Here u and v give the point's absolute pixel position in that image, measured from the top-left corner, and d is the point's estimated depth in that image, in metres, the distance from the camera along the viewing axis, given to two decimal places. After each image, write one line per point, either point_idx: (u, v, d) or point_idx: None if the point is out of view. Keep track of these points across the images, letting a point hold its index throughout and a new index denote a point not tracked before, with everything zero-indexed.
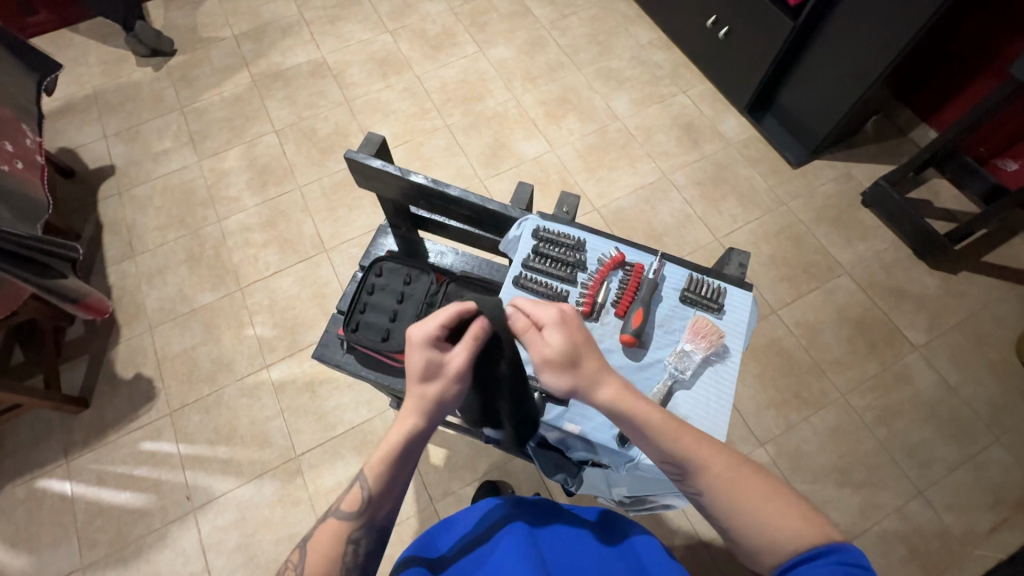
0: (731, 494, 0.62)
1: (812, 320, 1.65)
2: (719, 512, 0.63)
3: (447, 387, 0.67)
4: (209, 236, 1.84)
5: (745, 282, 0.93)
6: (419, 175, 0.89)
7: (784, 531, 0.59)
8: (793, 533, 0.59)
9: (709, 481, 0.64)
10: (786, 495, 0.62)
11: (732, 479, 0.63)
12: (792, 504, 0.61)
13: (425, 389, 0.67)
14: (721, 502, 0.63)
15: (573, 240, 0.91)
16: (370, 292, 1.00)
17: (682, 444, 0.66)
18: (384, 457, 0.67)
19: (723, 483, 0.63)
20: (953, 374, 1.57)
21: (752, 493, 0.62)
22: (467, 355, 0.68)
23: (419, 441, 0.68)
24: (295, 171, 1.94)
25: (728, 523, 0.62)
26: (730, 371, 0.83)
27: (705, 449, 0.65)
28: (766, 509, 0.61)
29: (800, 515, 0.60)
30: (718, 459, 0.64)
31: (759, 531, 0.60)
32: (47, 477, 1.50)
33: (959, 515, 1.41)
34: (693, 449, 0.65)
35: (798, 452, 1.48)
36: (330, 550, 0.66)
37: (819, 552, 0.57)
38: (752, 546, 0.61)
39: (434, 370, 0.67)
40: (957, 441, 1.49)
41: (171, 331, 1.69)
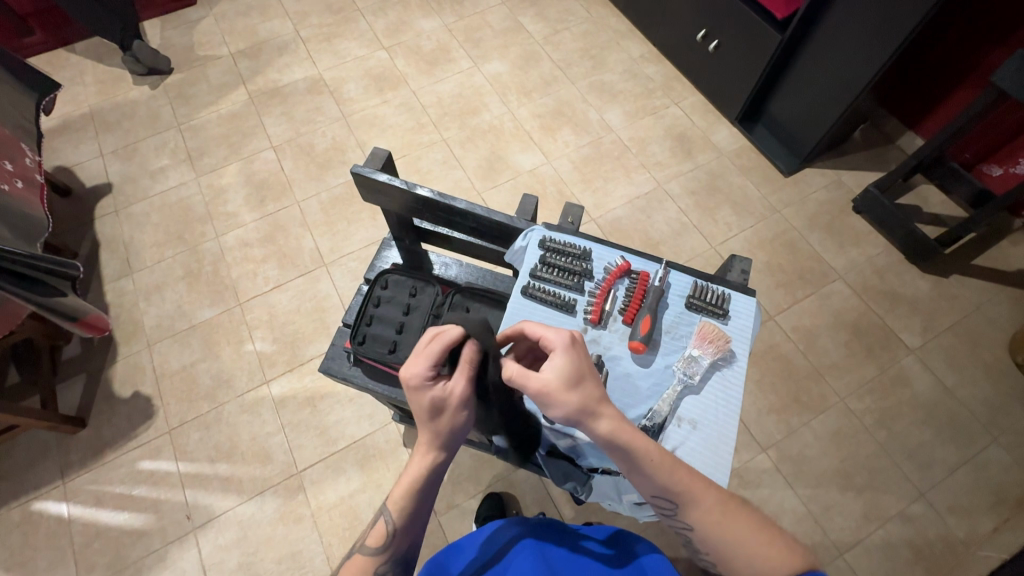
0: (718, 530, 0.65)
1: (808, 325, 1.67)
2: (708, 548, 0.66)
3: (455, 418, 0.68)
4: (207, 252, 1.83)
5: (748, 288, 0.94)
6: (425, 188, 0.90)
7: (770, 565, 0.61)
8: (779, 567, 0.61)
9: (700, 516, 0.66)
10: (771, 528, 0.65)
11: (723, 513, 0.65)
12: (778, 539, 0.63)
13: (435, 424, 0.68)
14: (710, 539, 0.65)
15: (580, 250, 0.92)
16: (376, 304, 1.01)
17: (678, 480, 0.66)
18: (405, 495, 0.70)
19: (713, 519, 0.65)
20: (949, 375, 1.59)
21: (739, 531, 0.64)
22: (468, 381, 0.68)
23: (435, 472, 0.70)
24: (294, 186, 1.95)
25: (716, 556, 0.65)
26: (737, 376, 0.84)
27: (698, 484, 0.67)
28: (753, 544, 0.63)
29: (787, 548, 0.62)
30: (707, 495, 0.66)
31: (746, 567, 0.62)
32: (43, 499, 1.47)
33: (961, 516, 1.42)
34: (687, 485, 0.66)
35: (800, 457, 1.49)
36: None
37: None
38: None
39: (440, 405, 0.67)
40: (956, 442, 1.51)
41: (170, 348, 1.69)
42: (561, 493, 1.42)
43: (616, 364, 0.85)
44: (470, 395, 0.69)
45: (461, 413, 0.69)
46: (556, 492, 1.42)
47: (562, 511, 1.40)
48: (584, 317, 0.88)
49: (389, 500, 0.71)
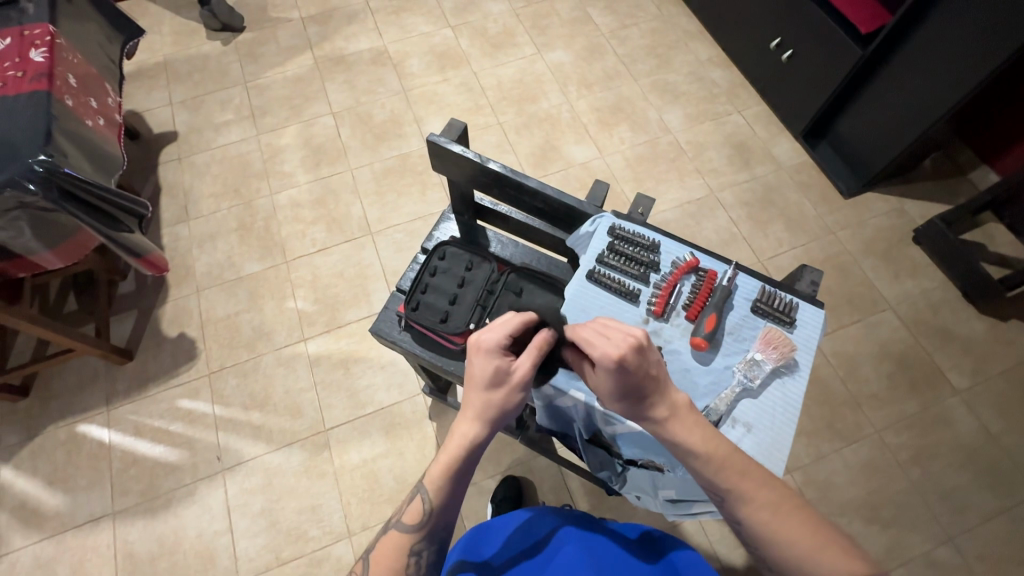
0: (770, 530, 0.61)
1: (851, 352, 1.62)
2: (761, 547, 0.62)
3: (510, 398, 0.70)
4: (260, 208, 1.89)
5: (816, 299, 0.92)
6: (497, 163, 0.90)
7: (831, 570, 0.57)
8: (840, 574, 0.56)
9: (752, 514, 0.62)
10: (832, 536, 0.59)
11: (775, 512, 0.61)
12: (838, 544, 0.59)
13: (488, 397, 0.70)
14: (762, 539, 0.61)
15: (648, 241, 0.92)
16: (432, 273, 1.02)
17: (726, 477, 0.63)
18: (444, 472, 0.71)
19: (765, 518, 0.61)
20: (995, 422, 1.53)
21: (796, 532, 0.60)
22: (531, 363, 0.71)
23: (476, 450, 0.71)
24: (349, 153, 1.99)
25: (769, 557, 0.61)
26: (799, 385, 0.83)
27: (749, 481, 0.63)
28: (809, 549, 0.58)
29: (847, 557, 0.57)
30: (760, 493, 0.62)
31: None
32: (88, 422, 1.56)
33: (990, 567, 1.37)
34: (736, 480, 0.63)
35: (827, 483, 1.46)
36: (396, 560, 0.71)
37: None
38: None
39: (499, 379, 0.70)
40: (994, 491, 1.45)
41: (216, 296, 1.75)
42: (579, 487, 1.42)
43: (674, 358, 0.85)
44: (529, 379, 0.71)
45: (517, 394, 0.71)
46: (575, 484, 1.43)
47: (579, 505, 1.40)
48: (647, 308, 0.88)
49: (427, 477, 0.73)
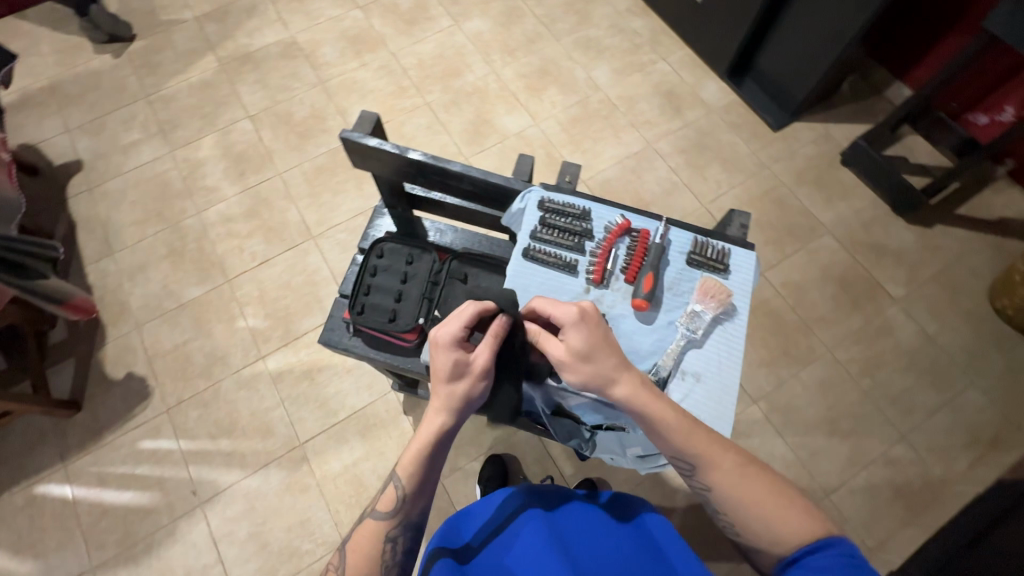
0: (736, 491, 0.67)
1: (797, 280, 1.70)
2: (726, 509, 0.68)
3: (472, 387, 0.73)
4: (189, 229, 1.79)
5: (747, 242, 0.95)
6: (417, 151, 0.88)
7: (789, 527, 0.64)
8: (796, 531, 0.63)
9: (719, 478, 0.68)
10: (790, 494, 0.67)
11: (740, 477, 0.67)
12: (796, 504, 0.66)
13: (451, 387, 0.72)
14: (728, 500, 0.67)
15: (579, 210, 0.92)
16: (373, 273, 0.99)
17: (695, 444, 0.69)
18: (414, 461, 0.72)
19: (729, 481, 0.67)
20: (931, 323, 1.64)
21: (758, 495, 0.66)
22: (490, 352, 0.74)
23: (444, 440, 0.73)
24: (274, 157, 1.89)
25: (734, 517, 0.67)
26: (739, 328, 0.86)
27: (716, 448, 0.69)
28: (770, 508, 0.65)
29: (802, 515, 0.64)
30: (725, 458, 0.68)
31: (761, 530, 0.65)
32: (46, 482, 1.48)
33: (940, 456, 1.49)
34: (704, 447, 0.69)
35: (789, 406, 1.54)
36: (372, 549, 0.71)
37: (822, 545, 0.61)
38: (755, 541, 0.66)
39: (461, 371, 0.72)
40: (936, 386, 1.57)
41: (159, 328, 1.66)
42: (561, 453, 1.46)
43: (619, 322, 0.87)
44: (489, 367, 0.74)
45: (479, 383, 0.74)
46: (556, 451, 1.46)
47: (563, 471, 1.44)
48: (586, 277, 0.88)
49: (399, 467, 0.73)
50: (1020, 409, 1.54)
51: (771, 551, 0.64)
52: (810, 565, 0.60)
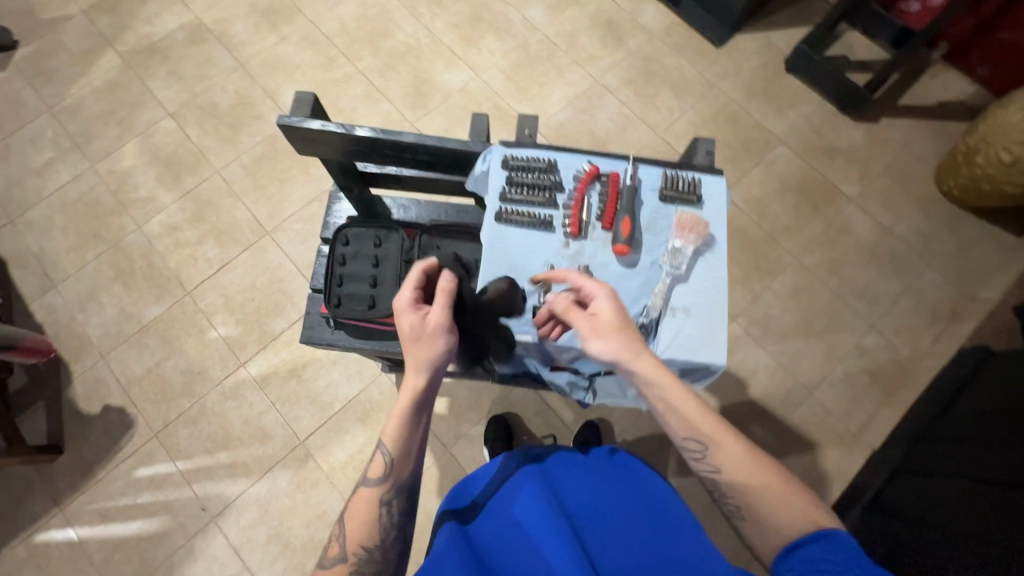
0: (744, 475, 0.66)
1: (759, 195, 1.73)
2: (734, 492, 0.66)
3: (435, 343, 0.72)
4: (133, 246, 1.68)
5: (715, 168, 0.95)
6: (364, 128, 0.83)
7: (794, 514, 0.63)
8: (801, 519, 0.62)
9: (729, 460, 0.66)
10: (795, 483, 0.66)
11: (748, 463, 0.66)
12: (802, 493, 0.65)
13: (416, 348, 0.72)
14: (736, 482, 0.66)
15: (545, 163, 0.90)
16: (342, 262, 0.96)
17: (708, 424, 0.68)
18: (397, 425, 0.73)
19: (738, 465, 0.66)
20: (886, 215, 1.71)
21: (765, 482, 0.65)
22: (443, 307, 0.74)
23: (421, 400, 0.72)
24: (207, 154, 1.76)
25: (740, 501, 0.66)
26: (720, 257, 0.87)
27: (726, 432, 0.68)
28: (776, 494, 0.64)
29: (808, 506, 0.63)
30: (734, 441, 0.67)
31: (767, 515, 0.64)
32: (46, 529, 1.44)
33: (906, 337, 1.59)
34: (715, 427, 0.68)
35: (766, 317, 1.61)
36: (370, 514, 0.73)
37: (823, 536, 0.60)
38: (758, 528, 0.65)
39: (420, 332, 0.73)
40: (897, 274, 1.65)
41: (127, 354, 1.58)
42: (560, 401, 1.49)
43: (604, 271, 0.87)
44: (446, 321, 0.74)
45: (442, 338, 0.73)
46: (555, 400, 1.49)
47: (564, 418, 1.48)
48: (563, 232, 0.88)
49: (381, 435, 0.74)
50: (974, 281, 1.64)
51: (777, 537, 0.63)
52: (806, 554, 0.59)
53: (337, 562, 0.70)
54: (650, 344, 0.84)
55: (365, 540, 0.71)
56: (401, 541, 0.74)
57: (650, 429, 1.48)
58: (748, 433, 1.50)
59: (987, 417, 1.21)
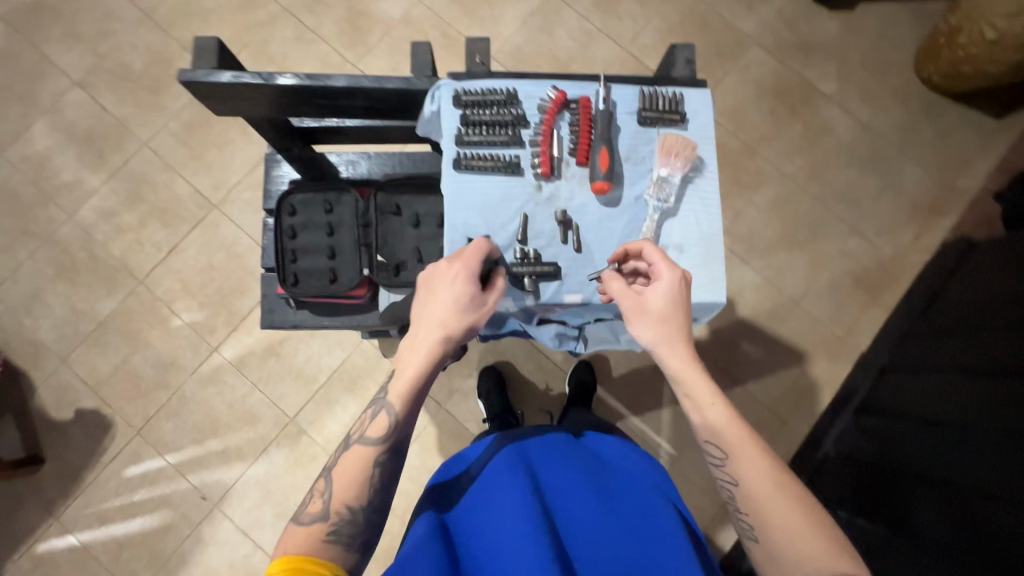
0: (764, 495, 0.63)
1: (734, 104, 1.63)
2: (748, 508, 0.64)
3: (467, 314, 0.69)
4: (69, 239, 1.53)
5: (697, 79, 0.85)
6: (286, 76, 0.74)
7: (809, 547, 0.59)
8: (814, 552, 0.59)
9: (749, 475, 0.65)
10: (814, 513, 0.62)
11: (769, 485, 0.63)
12: (821, 527, 0.61)
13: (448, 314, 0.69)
14: (752, 499, 0.64)
15: (503, 95, 0.80)
16: (292, 235, 0.94)
17: (733, 434, 0.67)
18: (408, 388, 0.69)
19: (759, 484, 0.64)
20: (866, 111, 1.63)
21: (784, 508, 0.62)
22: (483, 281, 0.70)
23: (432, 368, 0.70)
24: (130, 125, 1.58)
25: (753, 520, 0.64)
26: (710, 182, 0.81)
27: (752, 446, 0.66)
28: (791, 523, 0.61)
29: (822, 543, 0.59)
30: (759, 459, 0.65)
31: (779, 540, 0.61)
32: (45, 539, 1.41)
33: (889, 237, 1.58)
34: (741, 440, 0.66)
35: (750, 233, 1.57)
36: (359, 473, 0.67)
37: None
38: (769, 552, 0.62)
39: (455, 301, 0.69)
40: (878, 172, 1.61)
41: (88, 354, 1.49)
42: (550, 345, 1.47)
43: (584, 212, 0.80)
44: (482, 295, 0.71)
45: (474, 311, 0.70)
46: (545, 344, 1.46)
47: (556, 360, 1.46)
48: (534, 173, 0.80)
49: (389, 391, 0.70)
50: (955, 171, 1.60)
51: (788, 570, 0.60)
52: None
53: (316, 521, 0.64)
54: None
55: (351, 500, 0.66)
56: (384, 507, 0.69)
57: (643, 361, 1.47)
58: (739, 351, 1.51)
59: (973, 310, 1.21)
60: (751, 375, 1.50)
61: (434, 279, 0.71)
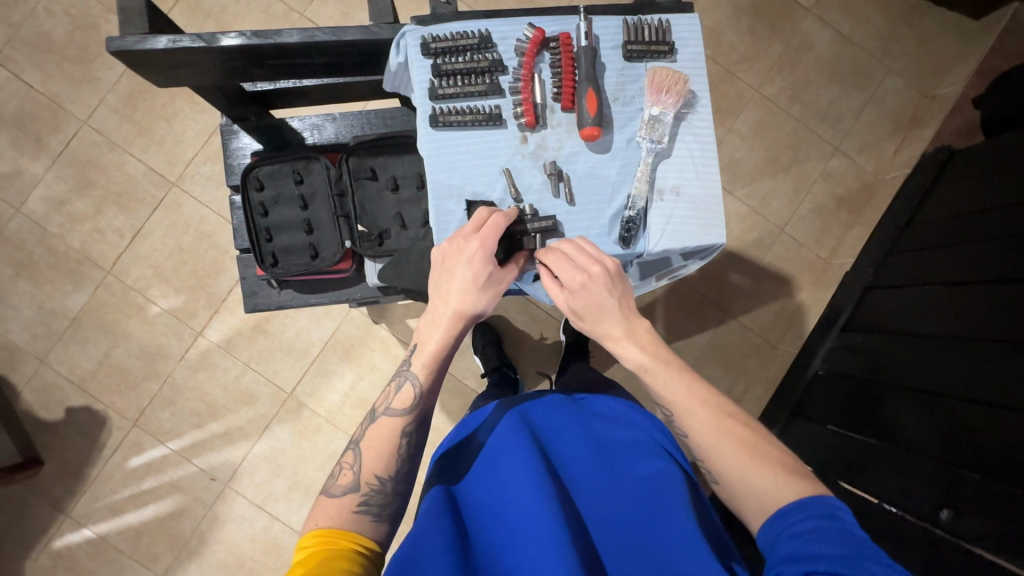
0: (714, 442, 0.64)
1: (710, 25, 1.55)
2: (704, 455, 0.65)
3: (480, 300, 0.68)
4: (22, 233, 1.43)
5: (683, 4, 0.80)
6: (231, 36, 0.67)
7: (763, 483, 0.60)
8: (768, 489, 0.59)
9: (695, 426, 0.65)
10: (768, 451, 0.62)
11: (719, 428, 0.64)
12: (776, 466, 0.61)
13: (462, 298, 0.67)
14: (704, 445, 0.64)
15: (476, 37, 0.74)
16: (264, 213, 0.89)
17: (672, 391, 0.67)
18: (429, 363, 0.68)
19: (708, 431, 0.64)
20: (844, 22, 1.57)
21: (735, 452, 0.62)
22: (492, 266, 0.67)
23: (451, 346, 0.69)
24: (64, 103, 1.44)
25: (711, 466, 0.64)
26: (704, 117, 0.77)
27: (697, 397, 0.66)
28: (746, 463, 0.61)
29: (778, 477, 0.60)
30: (703, 410, 0.65)
31: (737, 481, 0.62)
32: (61, 535, 1.41)
33: (869, 153, 1.57)
34: (684, 396, 0.67)
35: (732, 162, 1.54)
36: (388, 444, 0.66)
37: (802, 508, 0.56)
38: (732, 493, 0.62)
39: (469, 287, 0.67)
40: (857, 87, 1.57)
41: (68, 352, 1.44)
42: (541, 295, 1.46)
43: (575, 162, 0.76)
44: (496, 276, 0.68)
45: (488, 294, 0.68)
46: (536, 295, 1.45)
47: (549, 310, 1.46)
48: (518, 123, 0.75)
49: (412, 362, 0.69)
50: (934, 79, 1.57)
51: (751, 509, 0.60)
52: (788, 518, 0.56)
53: (348, 492, 0.63)
54: (641, 237, 0.77)
55: (380, 470, 0.65)
56: (412, 478, 0.68)
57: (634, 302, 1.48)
58: (727, 282, 1.52)
59: (956, 221, 1.22)
60: (740, 305, 1.52)
61: (448, 252, 0.68)
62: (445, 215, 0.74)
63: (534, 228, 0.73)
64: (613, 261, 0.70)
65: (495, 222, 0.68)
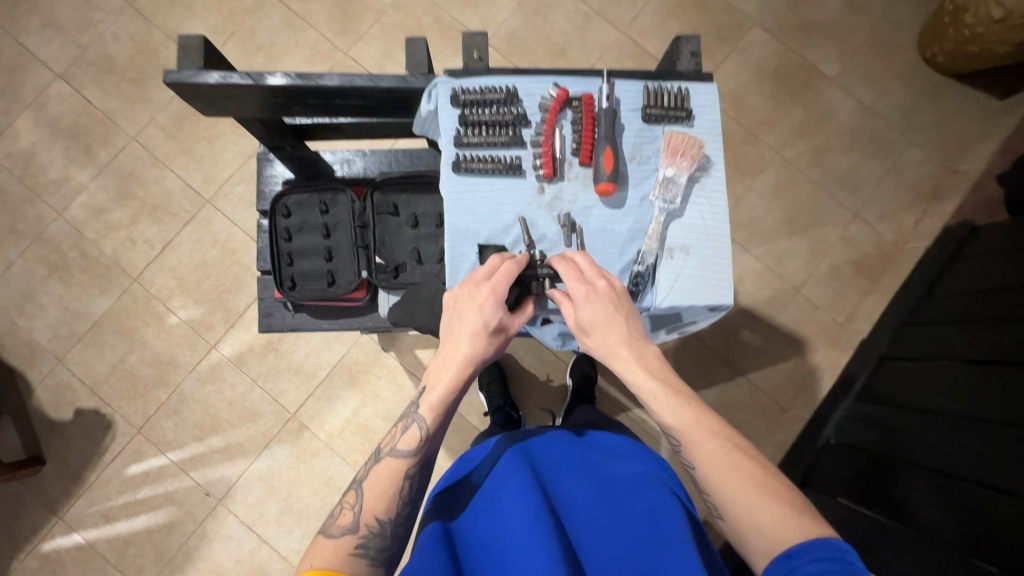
0: (720, 476, 0.62)
1: (734, 88, 1.60)
2: (711, 489, 0.63)
3: (490, 344, 0.69)
4: (60, 236, 1.50)
5: (703, 73, 0.83)
6: (278, 76, 0.72)
7: (770, 520, 0.58)
8: (776, 526, 0.58)
9: (702, 457, 0.64)
10: (776, 486, 0.60)
11: (725, 461, 0.63)
12: (783, 502, 0.59)
13: (472, 341, 0.68)
14: (711, 479, 0.63)
15: (502, 92, 0.78)
16: (288, 238, 0.93)
17: (680, 423, 0.66)
18: (436, 407, 0.69)
19: (714, 464, 0.63)
20: (867, 94, 1.61)
21: (742, 486, 0.61)
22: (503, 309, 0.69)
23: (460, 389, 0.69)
24: (116, 119, 1.54)
25: (718, 502, 0.62)
26: (717, 181, 0.79)
27: (703, 430, 0.65)
28: (752, 499, 0.60)
29: (785, 513, 0.58)
30: (711, 442, 0.64)
31: (744, 518, 0.60)
32: (51, 538, 1.41)
33: (889, 222, 1.56)
34: (691, 428, 0.66)
35: (750, 220, 1.55)
36: (390, 484, 0.66)
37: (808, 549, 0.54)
38: (739, 532, 0.60)
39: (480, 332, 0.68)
40: (879, 157, 1.59)
41: (85, 354, 1.48)
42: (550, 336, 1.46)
43: (588, 215, 0.78)
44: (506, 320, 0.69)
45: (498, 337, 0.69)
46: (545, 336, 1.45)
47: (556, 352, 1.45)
48: (536, 174, 0.78)
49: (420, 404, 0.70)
50: (956, 154, 1.58)
51: (759, 549, 0.58)
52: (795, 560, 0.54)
53: (346, 533, 0.62)
54: (649, 292, 0.78)
55: (381, 512, 0.64)
56: (411, 520, 0.67)
57: None
58: (738, 339, 1.51)
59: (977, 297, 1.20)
60: (751, 363, 1.50)
61: (459, 297, 0.70)
62: (459, 256, 0.77)
63: (544, 272, 0.74)
64: (617, 280, 0.71)
65: (506, 266, 0.70)
